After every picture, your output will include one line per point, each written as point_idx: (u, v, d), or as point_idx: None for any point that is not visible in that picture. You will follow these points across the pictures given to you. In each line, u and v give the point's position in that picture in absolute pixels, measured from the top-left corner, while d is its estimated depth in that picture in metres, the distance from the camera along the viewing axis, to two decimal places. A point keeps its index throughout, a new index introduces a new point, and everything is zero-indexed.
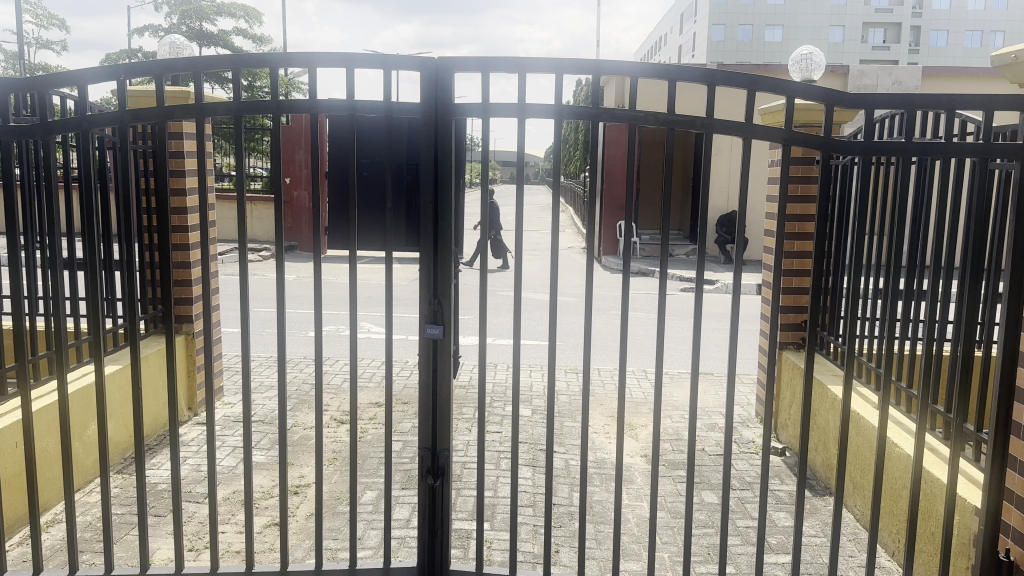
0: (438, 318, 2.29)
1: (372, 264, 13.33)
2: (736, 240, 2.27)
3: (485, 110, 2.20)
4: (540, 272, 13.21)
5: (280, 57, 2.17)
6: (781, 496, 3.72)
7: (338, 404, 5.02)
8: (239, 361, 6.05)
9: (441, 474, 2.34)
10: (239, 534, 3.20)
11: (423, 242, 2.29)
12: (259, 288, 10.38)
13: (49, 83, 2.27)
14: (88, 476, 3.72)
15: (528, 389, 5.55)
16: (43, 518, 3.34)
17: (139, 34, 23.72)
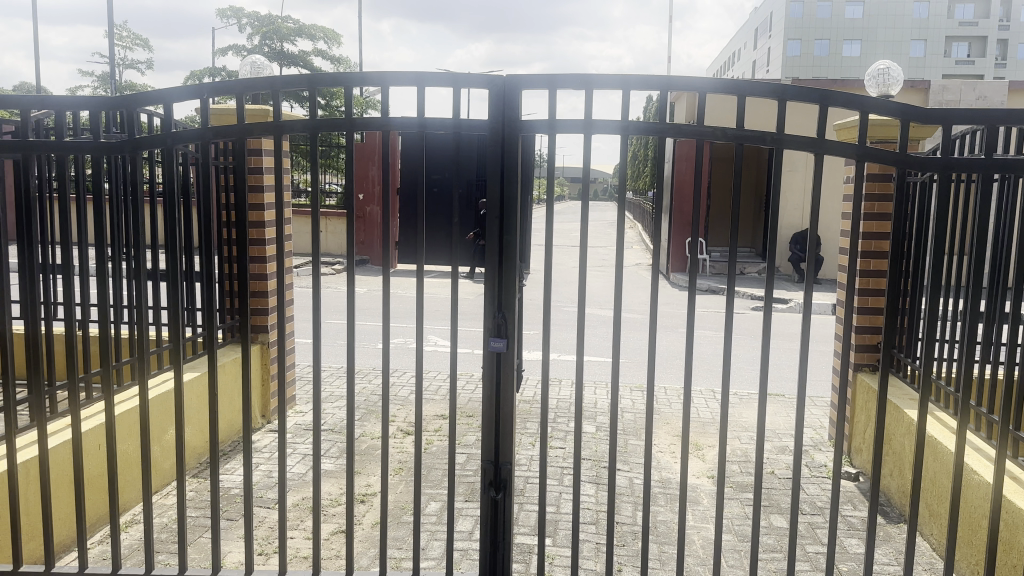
0: (503, 332, 2.32)
1: (440, 278, 13.49)
2: (808, 258, 2.20)
3: (551, 127, 2.22)
4: (606, 289, 13.15)
5: (354, 77, 2.24)
6: (853, 522, 3.60)
7: (404, 416, 5.10)
8: (311, 371, 6.20)
9: (503, 487, 2.36)
10: (307, 540, 3.27)
11: (488, 257, 2.32)
12: (331, 301, 10.63)
13: (138, 101, 2.38)
14: (166, 479, 3.87)
15: (592, 405, 5.54)
16: (123, 519, 3.49)
17: (222, 54, 24.69)
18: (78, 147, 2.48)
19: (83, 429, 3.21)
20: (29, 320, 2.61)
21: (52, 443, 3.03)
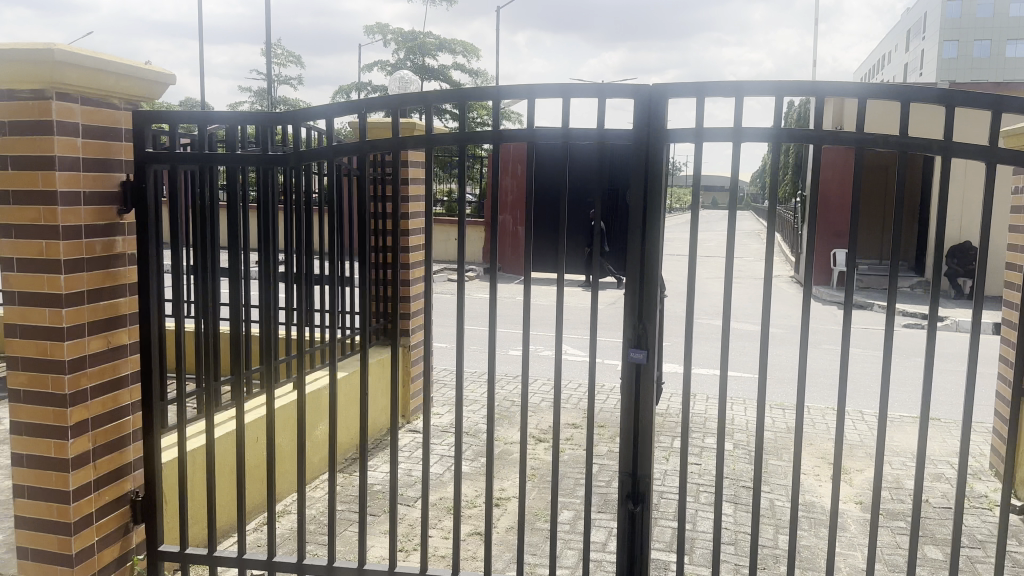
0: (642, 343, 2.30)
1: (573, 287, 13.52)
2: (976, 275, 2.06)
3: (698, 136, 2.19)
4: (744, 302, 12.75)
5: (502, 89, 2.29)
6: (1021, 560, 3.32)
7: (538, 423, 5.15)
8: (449, 375, 6.37)
9: (641, 500, 2.33)
10: (445, 539, 3.37)
11: (630, 267, 2.31)
12: (467, 308, 10.88)
13: (303, 116, 2.54)
14: (318, 471, 4.08)
15: (729, 421, 5.39)
16: (278, 507, 3.71)
17: (368, 70, 25.87)
18: (245, 159, 2.69)
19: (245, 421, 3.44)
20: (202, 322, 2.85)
21: (218, 432, 3.27)
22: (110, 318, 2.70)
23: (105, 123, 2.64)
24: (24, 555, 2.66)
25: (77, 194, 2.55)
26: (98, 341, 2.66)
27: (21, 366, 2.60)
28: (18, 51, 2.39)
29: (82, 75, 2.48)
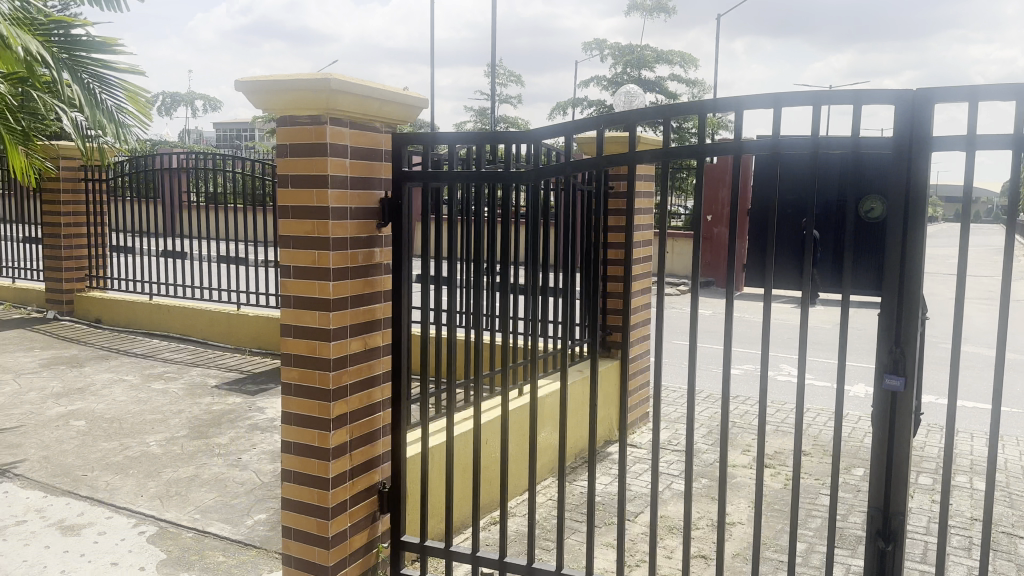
0: (900, 368, 2.13)
1: (793, 304, 12.83)
2: None
3: (971, 143, 1.99)
4: (993, 326, 11.42)
5: (747, 100, 2.23)
6: None
7: (762, 447, 4.94)
8: (664, 391, 6.29)
9: (893, 538, 2.16)
10: (669, 559, 3.33)
11: (885, 288, 2.16)
12: (680, 322, 10.68)
13: (546, 133, 2.62)
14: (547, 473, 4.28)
15: (983, 460, 4.84)
16: (512, 503, 3.92)
17: (584, 85, 26.31)
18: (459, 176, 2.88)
19: (483, 420, 3.65)
20: (430, 327, 3.07)
21: (458, 430, 3.50)
22: (367, 322, 2.98)
23: (368, 145, 2.92)
24: (287, 535, 2.94)
25: (345, 209, 2.83)
26: (357, 343, 2.93)
27: (293, 362, 2.90)
28: (300, 81, 2.69)
29: (353, 102, 2.77)
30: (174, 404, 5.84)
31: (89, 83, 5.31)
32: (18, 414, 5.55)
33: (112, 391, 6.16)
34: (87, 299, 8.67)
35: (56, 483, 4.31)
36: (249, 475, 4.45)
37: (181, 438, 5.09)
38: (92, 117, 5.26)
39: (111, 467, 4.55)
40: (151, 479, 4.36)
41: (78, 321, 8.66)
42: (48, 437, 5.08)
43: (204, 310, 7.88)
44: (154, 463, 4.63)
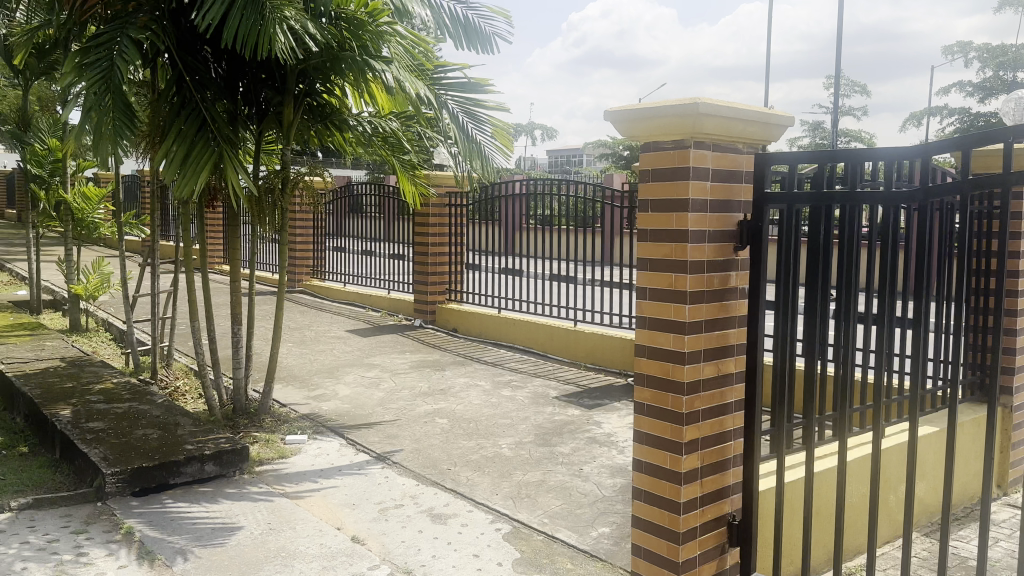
0: None
1: None
2: None
3: None
4: None
5: None
6: None
7: None
8: None
9: None
10: None
11: None
12: None
13: (940, 147, 2.32)
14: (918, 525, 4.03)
15: None
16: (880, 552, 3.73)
17: (945, 92, 23.60)
18: (818, 198, 2.71)
19: (848, 458, 3.42)
20: (786, 359, 2.88)
21: (820, 466, 3.32)
22: (721, 347, 2.93)
23: (729, 167, 2.88)
24: (636, 552, 2.98)
25: (704, 233, 2.81)
26: (711, 368, 2.89)
27: (646, 382, 2.93)
28: (667, 107, 2.72)
29: (718, 123, 2.74)
30: (520, 411, 6.29)
31: (464, 120, 5.90)
32: (395, 409, 6.38)
33: (468, 394, 6.82)
34: (446, 311, 9.69)
35: (426, 473, 4.87)
36: (591, 486, 4.63)
37: (527, 444, 5.46)
38: (464, 149, 5.79)
39: (470, 465, 5.02)
40: (503, 479, 4.74)
41: (438, 329, 9.71)
42: (419, 431, 5.77)
43: (545, 324, 8.38)
44: (506, 464, 5.02)
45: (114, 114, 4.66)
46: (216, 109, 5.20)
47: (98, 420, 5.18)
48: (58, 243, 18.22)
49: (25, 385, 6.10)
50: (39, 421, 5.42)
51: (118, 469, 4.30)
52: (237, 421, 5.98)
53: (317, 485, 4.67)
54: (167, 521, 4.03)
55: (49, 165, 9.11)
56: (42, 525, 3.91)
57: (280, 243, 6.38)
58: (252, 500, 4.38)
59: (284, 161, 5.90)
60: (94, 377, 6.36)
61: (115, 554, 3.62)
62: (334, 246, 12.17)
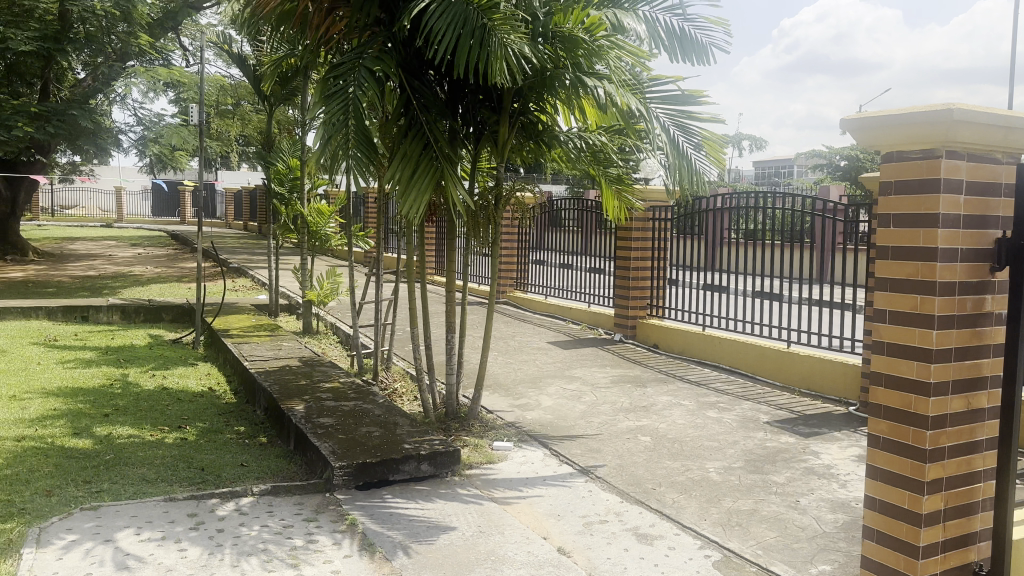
0: None
1: None
2: None
3: None
4: None
5: None
6: None
7: None
8: None
9: None
10: None
11: None
12: None
13: None
14: None
15: None
16: None
17: None
18: None
19: None
20: None
21: None
22: (973, 379, 2.64)
23: (987, 178, 2.60)
24: None
25: (956, 251, 2.55)
26: (961, 402, 2.62)
27: (882, 414, 2.70)
28: (918, 114, 2.49)
29: (974, 129, 2.48)
30: (728, 434, 6.06)
31: (675, 132, 5.72)
32: (599, 423, 6.38)
33: (673, 413, 6.67)
34: (648, 326, 9.56)
35: (631, 491, 4.82)
36: (809, 520, 4.35)
37: (737, 469, 5.24)
38: (675, 162, 5.64)
39: (676, 486, 4.91)
40: (712, 505, 4.58)
41: (639, 344, 9.60)
42: (623, 447, 5.73)
43: (752, 343, 8.02)
44: (714, 489, 4.85)
45: (351, 139, 5.05)
46: (439, 129, 5.48)
47: (327, 416, 5.63)
48: (292, 252, 20.13)
49: (267, 380, 6.77)
50: (277, 414, 6.00)
51: (345, 463, 4.64)
52: (449, 424, 6.25)
53: (523, 493, 4.77)
54: (387, 515, 4.29)
55: (289, 182, 10.06)
56: (280, 510, 4.30)
57: (490, 257, 6.60)
58: (463, 502, 4.55)
59: (497, 177, 6.10)
60: (323, 377, 6.93)
61: (341, 543, 3.90)
62: (537, 259, 12.41)
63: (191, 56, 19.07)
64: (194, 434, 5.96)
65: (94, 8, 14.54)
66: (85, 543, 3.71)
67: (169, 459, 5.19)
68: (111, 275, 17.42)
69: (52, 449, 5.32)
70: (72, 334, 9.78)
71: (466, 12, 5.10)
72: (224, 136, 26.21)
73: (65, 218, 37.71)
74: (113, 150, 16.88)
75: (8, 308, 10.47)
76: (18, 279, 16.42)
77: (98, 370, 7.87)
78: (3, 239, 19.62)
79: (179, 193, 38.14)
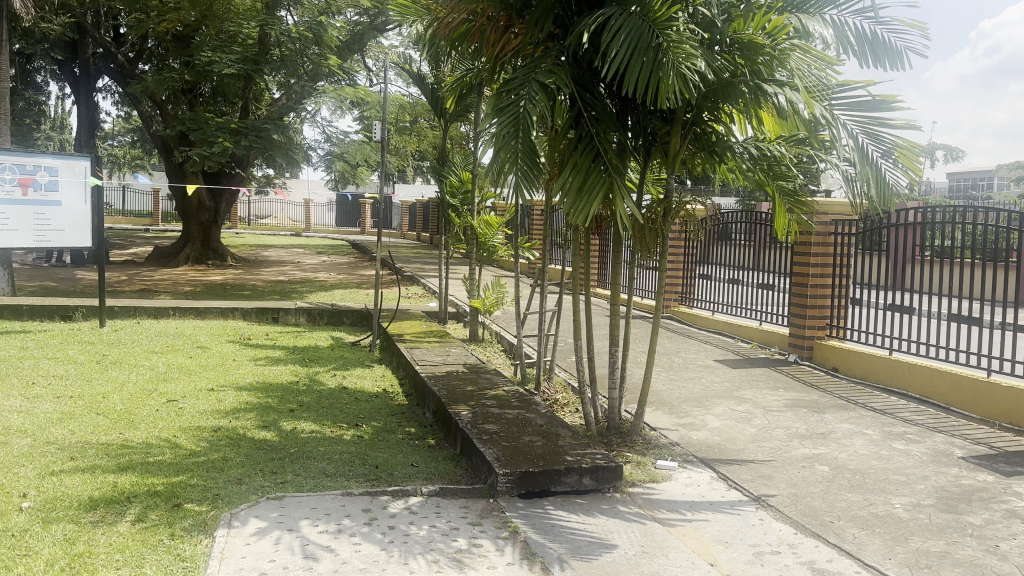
0: None
1: None
2: None
3: None
4: None
5: None
6: None
7: None
8: None
9: None
10: None
11: None
12: None
13: None
14: None
15: None
16: None
17: None
18: None
19: None
20: None
21: None
22: None
23: None
24: None
25: None
26: None
27: None
28: None
29: None
30: (917, 468, 5.56)
31: (864, 140, 5.34)
32: (770, 448, 6.07)
33: (854, 442, 6.21)
34: (826, 348, 8.99)
35: (806, 523, 4.53)
36: (1013, 569, 3.90)
37: (927, 507, 4.79)
38: (863, 173, 5.27)
39: (857, 521, 4.56)
40: (898, 544, 4.21)
41: (816, 367, 9.04)
42: (797, 475, 5.40)
43: (946, 371, 7.34)
44: (901, 527, 4.46)
45: (519, 151, 5.13)
46: (608, 141, 5.45)
47: (492, 423, 5.73)
48: (461, 263, 20.81)
49: (436, 385, 6.99)
50: (444, 418, 6.18)
51: (509, 471, 4.69)
52: (611, 438, 6.18)
53: (688, 516, 4.62)
54: (549, 526, 4.29)
55: (461, 195, 10.39)
56: (447, 512, 4.41)
57: (657, 270, 6.47)
58: (625, 520, 4.47)
59: (667, 189, 5.97)
60: (488, 384, 7.07)
61: (504, 550, 3.93)
62: (704, 273, 12.08)
63: (374, 76, 20.26)
64: (368, 432, 6.27)
65: (291, 33, 15.79)
66: (271, 530, 3.97)
67: (345, 456, 5.48)
68: (299, 280, 18.78)
69: (244, 439, 5.77)
70: (264, 334, 10.61)
71: (642, 29, 5.04)
72: (402, 151, 27.62)
73: (262, 228, 41.16)
74: (303, 164, 18.22)
75: (212, 308, 11.53)
76: (220, 281, 18.08)
77: (285, 368, 8.48)
78: (209, 245, 21.72)
79: (360, 205, 40.61)
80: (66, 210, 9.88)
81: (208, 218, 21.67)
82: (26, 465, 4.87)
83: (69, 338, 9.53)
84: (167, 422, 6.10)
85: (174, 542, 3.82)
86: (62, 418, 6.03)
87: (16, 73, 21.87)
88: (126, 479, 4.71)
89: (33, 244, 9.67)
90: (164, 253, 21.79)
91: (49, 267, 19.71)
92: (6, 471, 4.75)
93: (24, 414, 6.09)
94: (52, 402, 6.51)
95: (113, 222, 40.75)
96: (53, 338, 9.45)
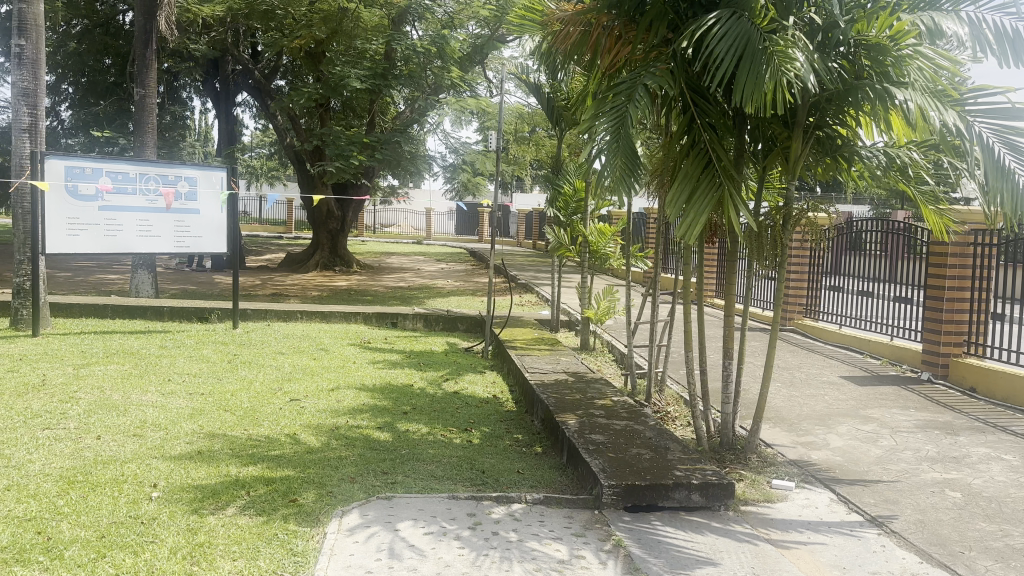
0: None
1: None
2: None
3: None
4: None
5: None
6: None
7: None
8: None
9: None
10: None
11: None
12: None
13: None
14: None
15: None
16: None
17: None
18: None
19: None
20: None
21: None
22: None
23: None
24: None
25: None
26: None
27: None
28: None
29: None
30: None
31: (1000, 149, 4.91)
32: (896, 471, 5.70)
33: (990, 467, 5.75)
34: (963, 366, 8.37)
35: (933, 552, 4.23)
36: None
37: None
38: (993, 185, 4.87)
39: (991, 552, 4.22)
40: None
41: (952, 387, 8.42)
42: (925, 501, 5.04)
43: None
44: None
45: (628, 156, 5.10)
46: (723, 149, 5.29)
47: (600, 434, 5.65)
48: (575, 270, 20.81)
49: (546, 393, 6.97)
50: (552, 427, 6.15)
51: (614, 483, 4.61)
52: (724, 454, 5.96)
53: (804, 539, 4.40)
54: (654, 542, 4.19)
55: (574, 205, 10.37)
56: (551, 522, 4.38)
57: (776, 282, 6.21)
58: (737, 540, 4.30)
59: (787, 196, 5.70)
60: (597, 394, 6.98)
61: (607, 563, 3.87)
62: (830, 284, 11.55)
63: (494, 88, 20.59)
64: (478, 437, 6.33)
65: (416, 47, 16.24)
66: (376, 530, 4.07)
67: (453, 460, 5.55)
68: (419, 286, 19.36)
69: (358, 439, 5.95)
70: (383, 338, 10.93)
71: (749, 31, 4.88)
72: (520, 161, 27.90)
73: (385, 236, 42.63)
74: (425, 174, 18.80)
75: (334, 312, 11.98)
76: (346, 287, 18.89)
77: (401, 371, 8.71)
78: (335, 252, 22.64)
79: (479, 214, 41.37)
80: (203, 218, 10.56)
81: (336, 226, 22.55)
82: (157, 457, 5.22)
83: (204, 338, 10.15)
84: (288, 420, 6.36)
85: (287, 537, 3.96)
86: (192, 414, 6.40)
87: (164, 91, 23.58)
88: (246, 472, 4.96)
89: (174, 249, 10.39)
90: (294, 259, 22.92)
91: (191, 271, 21.15)
92: (138, 461, 5.09)
93: (160, 409, 6.51)
94: (186, 398, 6.93)
95: (251, 231, 43.16)
96: (190, 338, 10.09)
